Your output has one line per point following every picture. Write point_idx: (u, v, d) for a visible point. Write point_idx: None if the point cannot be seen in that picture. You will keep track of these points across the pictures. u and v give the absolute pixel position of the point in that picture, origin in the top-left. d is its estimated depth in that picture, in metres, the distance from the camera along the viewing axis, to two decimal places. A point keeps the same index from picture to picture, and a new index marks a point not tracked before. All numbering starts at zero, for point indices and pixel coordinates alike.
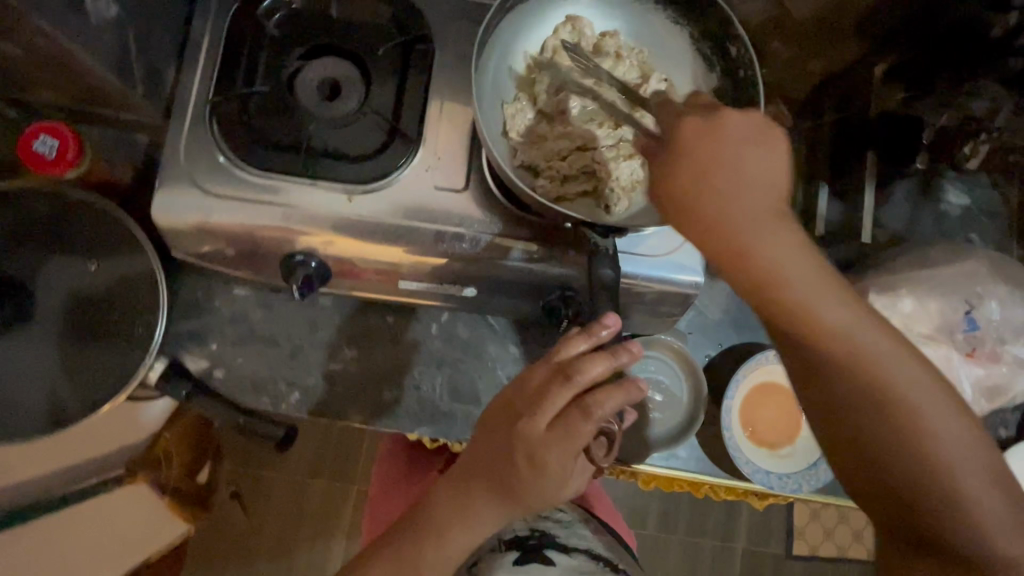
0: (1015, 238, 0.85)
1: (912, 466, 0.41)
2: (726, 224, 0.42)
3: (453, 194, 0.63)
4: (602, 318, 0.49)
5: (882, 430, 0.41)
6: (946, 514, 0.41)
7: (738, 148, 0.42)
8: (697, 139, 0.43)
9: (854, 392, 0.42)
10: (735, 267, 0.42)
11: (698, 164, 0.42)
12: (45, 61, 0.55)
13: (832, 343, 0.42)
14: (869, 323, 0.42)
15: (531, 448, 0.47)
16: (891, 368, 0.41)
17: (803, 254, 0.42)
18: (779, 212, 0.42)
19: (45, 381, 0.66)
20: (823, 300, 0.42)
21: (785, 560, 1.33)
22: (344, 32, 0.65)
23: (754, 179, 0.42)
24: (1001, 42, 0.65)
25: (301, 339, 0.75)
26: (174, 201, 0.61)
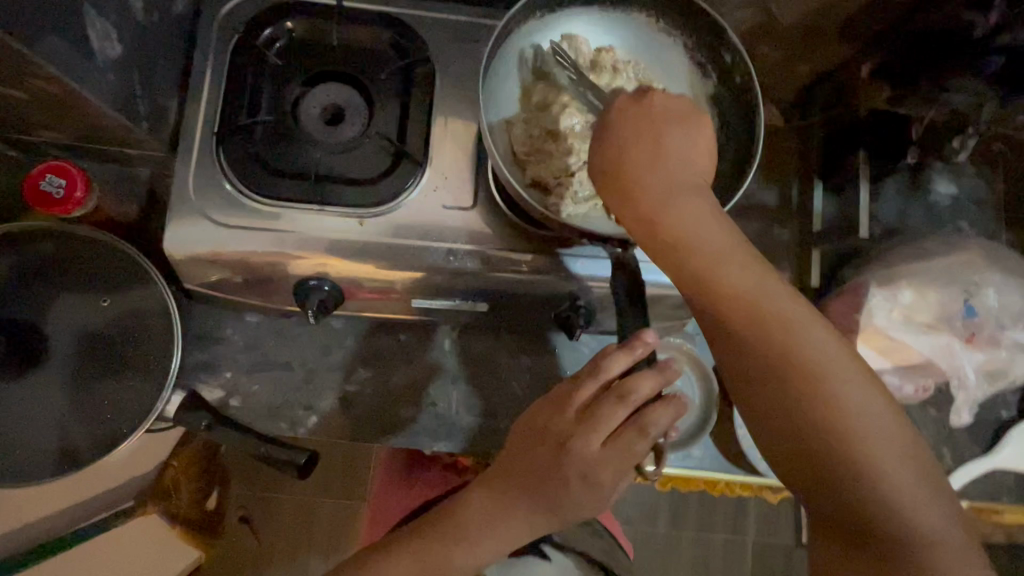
0: (1003, 224, 0.88)
1: (821, 435, 0.40)
2: (639, 193, 0.44)
3: (462, 212, 0.64)
4: (643, 334, 0.49)
5: (791, 399, 0.40)
6: (855, 484, 0.39)
7: (661, 124, 0.45)
8: (624, 115, 0.46)
9: (764, 358, 0.41)
10: (651, 234, 0.44)
11: (624, 139, 0.45)
12: (52, 103, 0.56)
13: (740, 307, 0.42)
14: (777, 289, 0.42)
15: (587, 467, 0.48)
16: (800, 334, 0.41)
17: (715, 220, 0.44)
18: (699, 185, 0.45)
19: (61, 421, 0.65)
20: (729, 263, 0.43)
21: (796, 549, 1.35)
22: (345, 58, 0.66)
23: (676, 151, 0.45)
24: (982, 41, 0.65)
25: (315, 362, 0.76)
26: (189, 237, 0.61)
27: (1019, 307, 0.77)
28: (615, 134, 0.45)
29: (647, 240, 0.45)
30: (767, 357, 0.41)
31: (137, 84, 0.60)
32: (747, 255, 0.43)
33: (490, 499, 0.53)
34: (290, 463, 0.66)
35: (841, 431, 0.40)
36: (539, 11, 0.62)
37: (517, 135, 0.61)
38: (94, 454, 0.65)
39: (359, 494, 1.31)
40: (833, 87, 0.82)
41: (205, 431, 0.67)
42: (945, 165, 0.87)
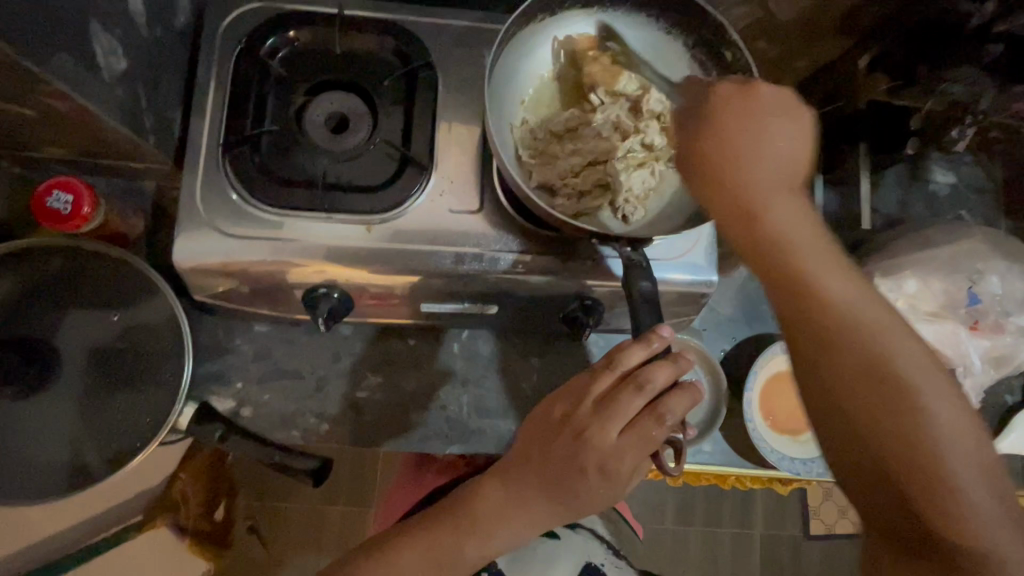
0: (1002, 212, 0.89)
1: (906, 450, 0.40)
2: (732, 187, 0.45)
3: (469, 215, 0.64)
4: (659, 329, 0.49)
5: (876, 404, 0.41)
6: (935, 504, 0.39)
7: (765, 121, 0.46)
8: (726, 108, 0.47)
9: (854, 363, 0.41)
10: (743, 229, 0.45)
11: (722, 132, 0.46)
12: (59, 117, 0.56)
13: (830, 310, 0.42)
14: (869, 299, 0.43)
15: (603, 455, 0.49)
16: (893, 345, 0.41)
17: (809, 223, 0.44)
18: (796, 187, 0.45)
19: (74, 437, 0.65)
20: (823, 268, 0.43)
21: (803, 541, 1.36)
22: (350, 67, 0.66)
23: (777, 148, 0.45)
24: (978, 32, 0.67)
25: (325, 370, 0.76)
26: (196, 247, 0.61)
27: (1022, 293, 0.78)
28: (715, 127, 0.46)
29: (736, 233, 0.45)
30: (856, 363, 0.41)
31: (144, 97, 0.60)
32: (840, 261, 0.44)
33: (510, 496, 0.53)
34: (304, 471, 0.67)
35: (928, 449, 0.39)
36: (538, 15, 0.63)
37: (523, 138, 0.62)
38: (108, 468, 0.65)
39: (366, 501, 1.31)
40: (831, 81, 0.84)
41: (217, 443, 0.67)
42: (942, 155, 0.88)
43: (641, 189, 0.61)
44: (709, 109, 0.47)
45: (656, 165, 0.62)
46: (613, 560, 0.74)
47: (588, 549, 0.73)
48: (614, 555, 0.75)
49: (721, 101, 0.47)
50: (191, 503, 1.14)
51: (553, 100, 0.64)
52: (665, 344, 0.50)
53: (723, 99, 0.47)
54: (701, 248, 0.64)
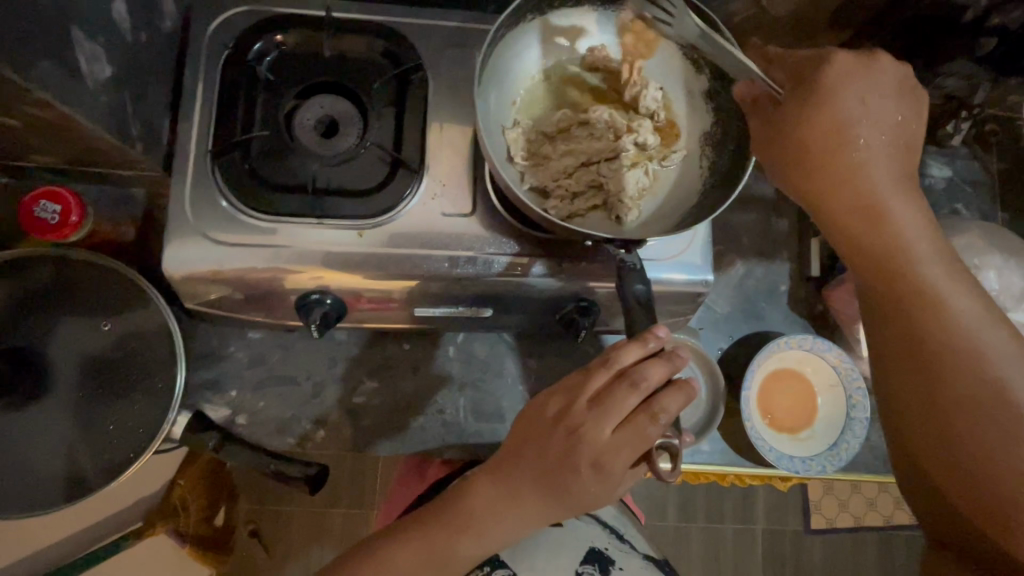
0: (999, 205, 0.88)
1: (983, 432, 0.44)
2: (861, 173, 0.47)
3: (462, 218, 0.64)
4: (655, 329, 0.49)
5: (963, 379, 0.45)
6: (1012, 474, 0.43)
7: (862, 96, 0.48)
8: (878, 95, 0.48)
9: (939, 346, 0.46)
10: (855, 216, 0.48)
11: (840, 122, 0.47)
12: (45, 126, 0.55)
13: (915, 291, 0.47)
14: (961, 289, 0.47)
15: (596, 453, 0.48)
16: (978, 331, 0.46)
17: (920, 213, 0.48)
18: (902, 176, 0.48)
19: (66, 448, 0.65)
20: (930, 259, 0.47)
21: (804, 535, 1.36)
22: (339, 70, 0.66)
23: (877, 144, 0.48)
24: (973, 24, 0.70)
25: (321, 376, 0.75)
26: (185, 252, 0.60)
27: (1020, 288, 0.77)
28: (836, 115, 0.47)
29: (833, 220, 0.49)
30: (940, 343, 0.46)
31: (130, 104, 0.60)
32: (932, 247, 0.48)
33: (502, 493, 0.51)
34: (302, 478, 0.66)
35: (1011, 433, 0.43)
36: (529, 15, 0.62)
37: (515, 140, 0.61)
38: (101, 479, 0.65)
39: (368, 502, 1.31)
40: None
41: (214, 450, 0.67)
42: (938, 148, 0.88)
43: (635, 189, 0.60)
44: (817, 94, 0.48)
45: (648, 166, 0.62)
46: (616, 543, 0.70)
47: (590, 533, 0.69)
48: (618, 538, 0.71)
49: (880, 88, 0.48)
50: (190, 508, 1.13)
51: (546, 100, 0.64)
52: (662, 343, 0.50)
53: (837, 81, 0.47)
54: (696, 246, 0.64)
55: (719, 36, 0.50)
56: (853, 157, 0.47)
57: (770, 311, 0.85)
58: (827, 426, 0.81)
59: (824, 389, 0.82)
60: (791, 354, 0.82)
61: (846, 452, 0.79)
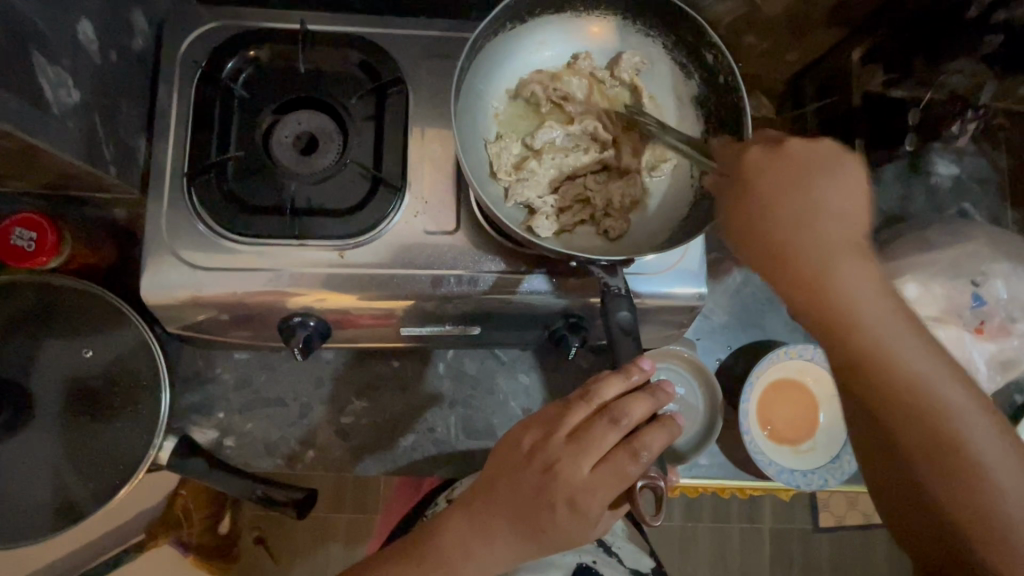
0: (1008, 204, 0.86)
1: (956, 491, 0.43)
2: (791, 232, 0.45)
3: (444, 236, 0.62)
4: (639, 361, 0.48)
5: (909, 416, 0.44)
6: (964, 498, 0.42)
7: (778, 165, 0.46)
8: (795, 158, 0.47)
9: (901, 402, 0.44)
10: (797, 278, 0.45)
11: (779, 186, 0.46)
12: (14, 157, 0.54)
13: (863, 342, 0.44)
14: (908, 338, 0.44)
15: (572, 491, 0.46)
16: (935, 388, 0.44)
17: (867, 272, 0.45)
18: (837, 225, 0.45)
19: (51, 477, 0.64)
20: (884, 319, 0.44)
21: (812, 534, 1.30)
22: (317, 85, 0.64)
23: (809, 201, 0.45)
24: (978, 19, 0.68)
25: (308, 397, 0.74)
26: (162, 278, 0.59)
27: None
28: (771, 180, 0.46)
29: (788, 290, 0.46)
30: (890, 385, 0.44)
31: (101, 128, 0.58)
32: (876, 290, 0.45)
33: (478, 523, 0.50)
34: (288, 503, 0.68)
35: (980, 488, 0.42)
36: (508, 24, 0.60)
37: (494, 152, 0.58)
38: (88, 506, 0.64)
39: (373, 508, 1.17)
40: (827, 73, 0.81)
41: (200, 476, 0.67)
42: (944, 147, 0.85)
43: (623, 203, 0.58)
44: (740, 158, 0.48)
45: (637, 176, 0.59)
46: (604, 557, 0.68)
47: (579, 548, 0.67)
48: (605, 551, 0.69)
49: (801, 153, 0.47)
50: (192, 519, 1.10)
51: (530, 113, 0.61)
52: (646, 376, 0.49)
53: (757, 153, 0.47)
54: (691, 257, 0.61)
55: (631, 27, 0.62)
56: (794, 220, 0.45)
57: (770, 319, 0.82)
58: (828, 437, 0.79)
59: (824, 401, 0.80)
60: (792, 363, 0.80)
61: (847, 465, 0.77)
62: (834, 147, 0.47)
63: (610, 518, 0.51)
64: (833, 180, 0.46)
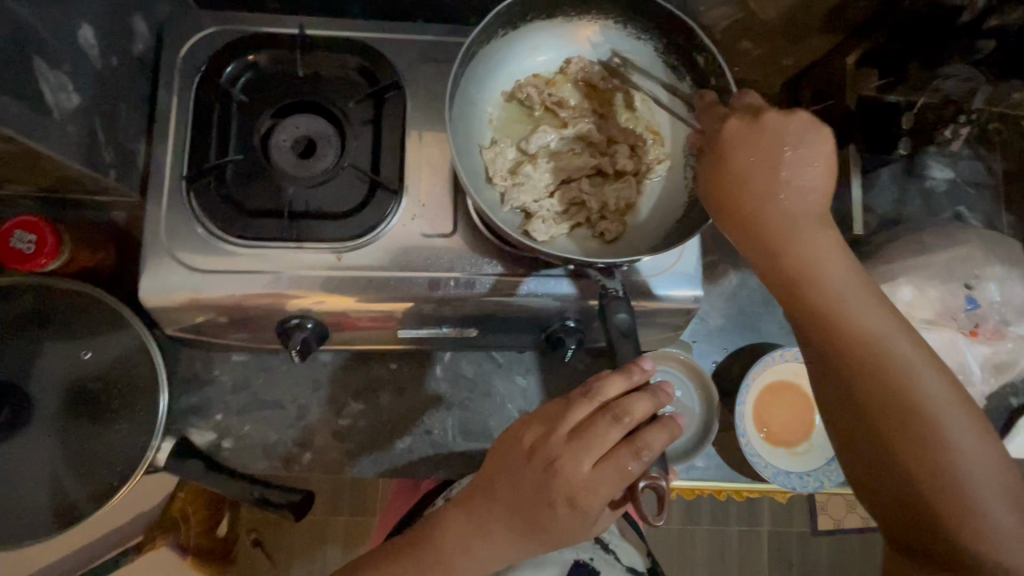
0: (1002, 207, 0.87)
1: (925, 466, 0.42)
2: (760, 205, 0.45)
3: (442, 239, 0.62)
4: (641, 361, 0.49)
5: (876, 388, 0.43)
6: (931, 476, 0.41)
7: (753, 137, 0.46)
8: (774, 126, 0.46)
9: (867, 373, 0.43)
10: (764, 248, 0.46)
11: (748, 154, 0.45)
12: (15, 160, 0.54)
13: (830, 311, 0.44)
14: (875, 311, 0.45)
15: (573, 489, 0.46)
16: (903, 360, 0.43)
17: (836, 245, 0.45)
18: (809, 199, 0.45)
19: (49, 479, 0.65)
20: (850, 292, 0.45)
21: (810, 536, 1.30)
22: (314, 89, 0.64)
23: (780, 173, 0.45)
24: (970, 24, 0.67)
25: (306, 399, 0.75)
26: (161, 279, 0.59)
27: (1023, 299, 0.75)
28: (740, 147, 0.46)
29: (759, 261, 0.46)
30: (857, 354, 0.44)
31: (100, 131, 0.59)
32: (841, 263, 0.45)
33: (476, 522, 0.50)
34: (286, 505, 0.68)
35: (949, 465, 0.41)
36: (501, 30, 0.61)
37: (490, 157, 0.59)
38: (87, 508, 0.64)
39: (371, 508, 1.20)
40: (823, 77, 0.82)
41: (198, 478, 0.67)
42: (939, 150, 0.86)
43: (618, 206, 0.59)
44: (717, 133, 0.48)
45: (632, 179, 0.59)
46: (602, 555, 0.69)
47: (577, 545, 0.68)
48: (602, 547, 0.70)
49: (779, 125, 0.45)
50: (190, 521, 1.12)
51: (524, 118, 0.62)
52: (647, 376, 0.49)
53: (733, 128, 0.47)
54: (687, 260, 0.62)
55: (620, 30, 0.63)
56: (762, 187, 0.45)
57: (766, 321, 0.83)
58: (824, 440, 0.79)
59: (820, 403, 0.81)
60: (789, 365, 0.80)
61: None
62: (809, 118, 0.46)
63: (610, 515, 0.51)
64: (806, 151, 0.45)
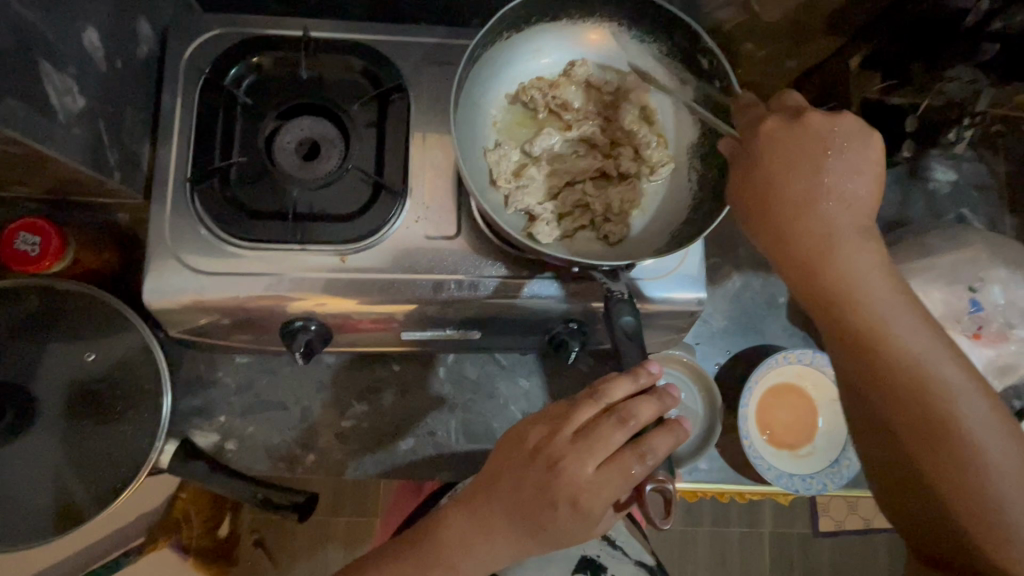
0: (1006, 209, 0.87)
1: (954, 473, 0.42)
2: (796, 211, 0.45)
3: (446, 241, 0.62)
4: (647, 364, 0.49)
5: (907, 398, 0.43)
6: (959, 482, 0.42)
7: (794, 143, 0.46)
8: (813, 131, 0.46)
9: (897, 382, 0.44)
10: (795, 257, 0.46)
11: (780, 158, 0.46)
12: (21, 162, 0.54)
13: (861, 320, 0.45)
14: (909, 320, 0.44)
15: (576, 490, 0.46)
16: (934, 363, 0.43)
17: (871, 251, 0.45)
18: (846, 207, 0.45)
19: (53, 481, 0.65)
20: (881, 301, 0.45)
21: (812, 538, 1.29)
22: (318, 92, 0.64)
23: (817, 178, 0.45)
24: (973, 29, 0.65)
25: (309, 400, 0.75)
26: (165, 280, 0.59)
27: None
28: (771, 151, 0.46)
29: (791, 268, 0.46)
30: (890, 365, 0.44)
31: (105, 134, 0.59)
32: (875, 271, 0.45)
33: (480, 522, 0.50)
34: (289, 506, 0.68)
35: (979, 475, 0.42)
36: (504, 33, 0.61)
37: (495, 160, 0.59)
38: (90, 510, 0.65)
39: (373, 511, 1.20)
40: (825, 79, 0.82)
41: (202, 480, 0.67)
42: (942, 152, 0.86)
43: (623, 208, 0.59)
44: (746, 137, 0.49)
45: (635, 182, 0.60)
46: (608, 551, 0.71)
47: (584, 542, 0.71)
48: (610, 544, 0.72)
49: (819, 126, 0.46)
50: (193, 521, 1.11)
51: (528, 119, 0.62)
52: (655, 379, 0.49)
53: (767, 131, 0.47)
54: (691, 262, 0.62)
55: (624, 33, 0.63)
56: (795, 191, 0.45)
57: (770, 323, 0.83)
58: (826, 441, 0.79)
59: (823, 405, 0.81)
60: (792, 368, 0.80)
61: (846, 469, 0.78)
62: (855, 123, 0.46)
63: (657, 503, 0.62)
64: (842, 157, 0.45)
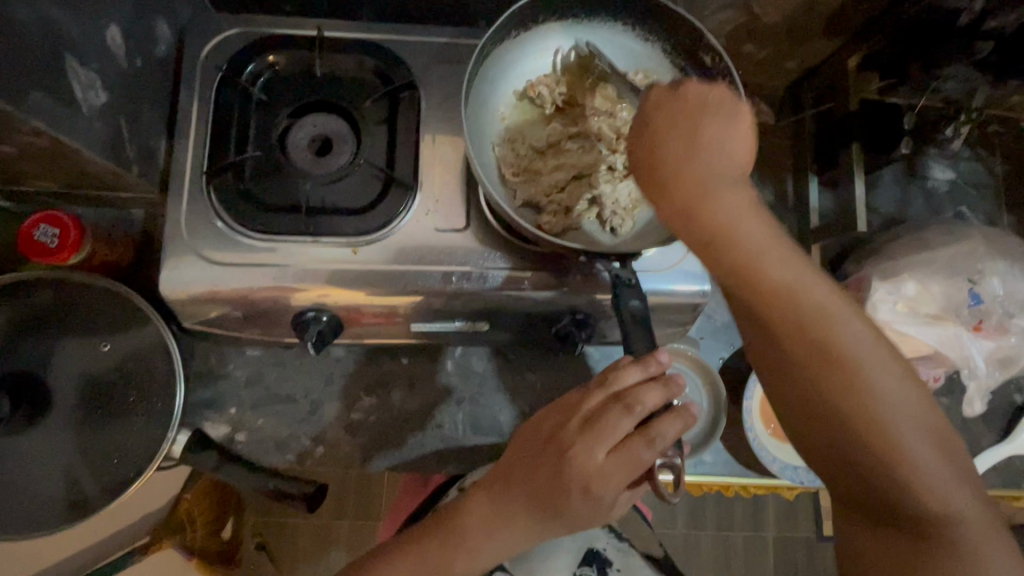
0: (1003, 207, 0.88)
1: (857, 415, 0.42)
2: (683, 175, 0.45)
3: (455, 234, 0.64)
4: (658, 354, 0.49)
5: (809, 351, 0.43)
6: (864, 422, 0.42)
7: (674, 115, 0.47)
8: (687, 99, 0.48)
9: (794, 334, 0.43)
10: (692, 220, 0.45)
11: (657, 130, 0.47)
12: (43, 154, 0.56)
13: (759, 277, 0.44)
14: (796, 271, 0.44)
15: (586, 478, 0.47)
16: (823, 309, 0.44)
17: (751, 209, 0.45)
18: (725, 169, 0.46)
19: (65, 471, 0.65)
20: (769, 253, 0.44)
21: (817, 542, 1.29)
22: (330, 89, 0.66)
23: (699, 145, 0.46)
24: (969, 27, 0.67)
25: (318, 394, 0.76)
26: (183, 272, 0.61)
27: None
28: (653, 125, 0.47)
29: (692, 235, 0.45)
30: (787, 315, 0.43)
31: (124, 129, 0.61)
32: (760, 227, 0.45)
33: (494, 507, 0.51)
34: (300, 496, 0.68)
35: (877, 411, 0.42)
36: (512, 32, 0.62)
37: (506, 156, 0.61)
38: (100, 500, 0.65)
39: (376, 514, 1.21)
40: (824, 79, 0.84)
41: (212, 470, 0.68)
42: (940, 151, 0.88)
43: (629, 200, 0.61)
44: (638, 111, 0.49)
45: None
46: (615, 544, 0.72)
47: (590, 535, 0.72)
48: (618, 537, 0.73)
49: (696, 96, 0.48)
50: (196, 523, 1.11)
51: (530, 115, 0.64)
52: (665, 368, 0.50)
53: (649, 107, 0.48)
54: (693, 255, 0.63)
55: (622, 32, 0.65)
56: (680, 162, 0.46)
57: None
58: None
59: None
60: None
61: None
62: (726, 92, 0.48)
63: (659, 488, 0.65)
64: (710, 121, 0.46)
